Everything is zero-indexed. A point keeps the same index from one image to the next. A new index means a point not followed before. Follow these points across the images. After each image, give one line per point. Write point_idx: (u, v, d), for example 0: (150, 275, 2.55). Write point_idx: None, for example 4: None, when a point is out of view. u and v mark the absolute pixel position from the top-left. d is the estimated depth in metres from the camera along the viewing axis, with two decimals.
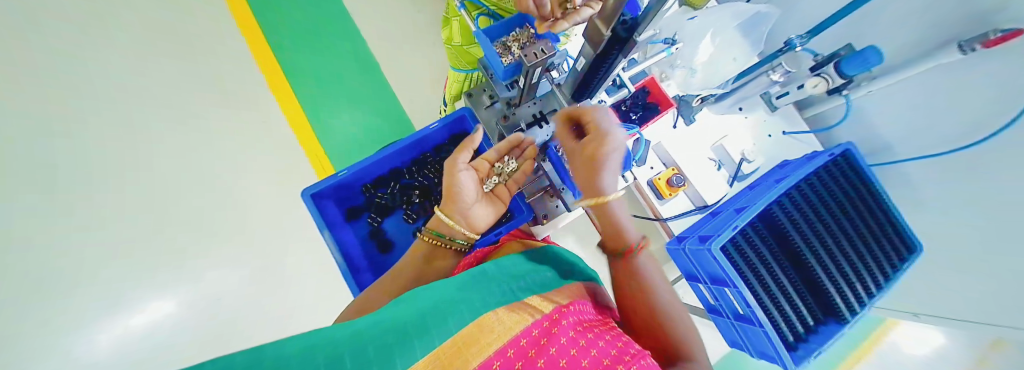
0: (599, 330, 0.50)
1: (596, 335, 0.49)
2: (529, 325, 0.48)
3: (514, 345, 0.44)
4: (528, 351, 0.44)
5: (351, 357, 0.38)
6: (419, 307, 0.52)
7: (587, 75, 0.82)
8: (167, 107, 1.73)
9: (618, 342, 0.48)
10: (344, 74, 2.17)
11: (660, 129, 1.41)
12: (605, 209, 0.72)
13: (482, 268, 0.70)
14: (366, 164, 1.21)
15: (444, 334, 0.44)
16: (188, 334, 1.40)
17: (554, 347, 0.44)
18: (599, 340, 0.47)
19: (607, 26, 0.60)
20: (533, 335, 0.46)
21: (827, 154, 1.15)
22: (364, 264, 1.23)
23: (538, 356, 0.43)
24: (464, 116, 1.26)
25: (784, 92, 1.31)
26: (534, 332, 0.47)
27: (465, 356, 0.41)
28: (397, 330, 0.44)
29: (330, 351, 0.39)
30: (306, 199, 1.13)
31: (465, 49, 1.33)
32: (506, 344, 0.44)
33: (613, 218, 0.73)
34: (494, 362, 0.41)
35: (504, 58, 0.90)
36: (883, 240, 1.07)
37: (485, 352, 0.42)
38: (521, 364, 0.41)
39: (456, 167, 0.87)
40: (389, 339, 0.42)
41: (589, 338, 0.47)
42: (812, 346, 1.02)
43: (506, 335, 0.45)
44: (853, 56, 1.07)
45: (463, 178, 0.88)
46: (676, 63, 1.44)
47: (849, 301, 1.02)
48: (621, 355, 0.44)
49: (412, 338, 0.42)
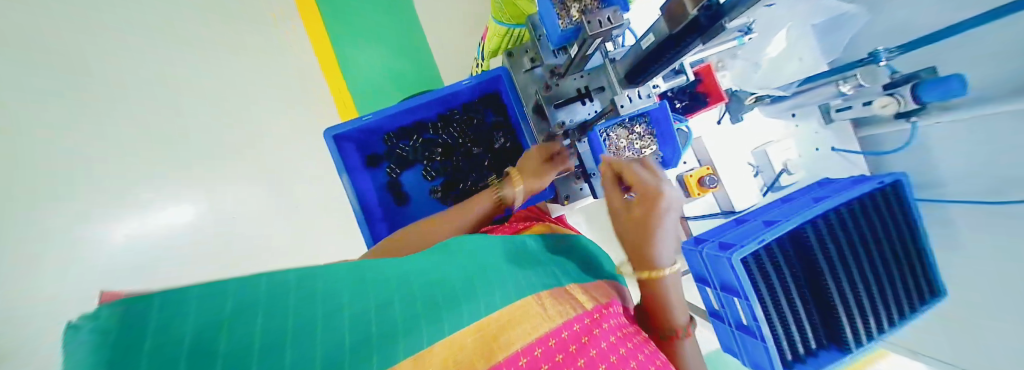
0: (636, 338, 0.52)
1: (634, 345, 0.50)
2: (572, 320, 0.50)
3: (554, 337, 0.46)
4: (567, 347, 0.46)
5: (376, 321, 0.43)
6: (462, 270, 0.56)
7: (648, 59, 0.74)
8: (192, 14, 1.69)
9: (655, 358, 0.49)
10: (378, 16, 2.16)
11: (702, 124, 1.33)
12: (658, 284, 0.69)
13: (524, 242, 0.72)
14: (391, 113, 1.17)
15: (474, 314, 0.47)
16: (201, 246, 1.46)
17: (593, 350, 0.46)
18: (636, 353, 0.48)
19: (696, 4, 0.51)
20: (574, 332, 0.48)
21: (876, 182, 1.06)
22: (379, 214, 1.24)
23: (578, 355, 0.45)
24: (499, 76, 1.18)
25: (846, 106, 1.18)
26: (575, 328, 0.49)
27: (504, 341, 0.45)
28: (433, 299, 0.49)
29: (368, 307, 0.44)
30: (328, 139, 1.11)
31: (513, 1, 1.19)
32: (550, 334, 0.46)
33: (664, 296, 0.70)
34: (533, 350, 0.44)
35: (561, 19, 0.80)
36: (909, 278, 1.02)
37: (522, 340, 0.45)
38: (560, 358, 0.44)
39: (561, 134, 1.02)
40: (420, 308, 0.47)
41: (626, 348, 0.49)
42: (808, 368, 1.01)
43: (548, 325, 0.48)
44: (936, 80, 0.95)
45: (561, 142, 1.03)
46: (738, 54, 1.31)
47: (858, 332, 0.99)
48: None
49: (442, 310, 0.47)
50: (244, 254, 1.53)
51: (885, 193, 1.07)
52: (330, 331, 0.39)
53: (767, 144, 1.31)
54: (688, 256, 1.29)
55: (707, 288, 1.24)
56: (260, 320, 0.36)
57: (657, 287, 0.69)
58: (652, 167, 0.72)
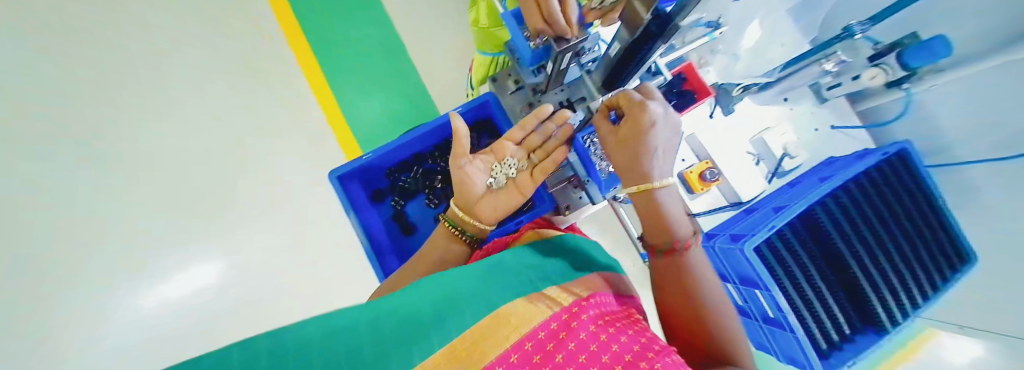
0: (622, 324, 0.49)
1: (619, 330, 0.47)
2: (548, 317, 0.46)
3: (531, 340, 0.43)
4: (545, 346, 0.43)
5: (368, 351, 0.37)
6: (434, 297, 0.52)
7: (620, 62, 0.78)
8: (200, 84, 1.79)
9: (642, 337, 0.46)
10: (371, 56, 2.16)
11: (694, 121, 1.34)
12: (649, 199, 0.69)
13: (500, 258, 0.69)
14: (389, 148, 1.23)
15: (461, 325, 0.43)
16: (224, 304, 1.51)
17: (573, 342, 0.44)
18: (621, 335, 0.46)
19: (647, 9, 0.55)
20: (552, 328, 0.45)
21: (880, 153, 1.05)
22: (388, 246, 1.27)
23: (557, 350, 0.43)
24: (487, 101, 1.24)
25: (835, 83, 1.19)
26: (553, 325, 0.46)
27: (483, 348, 0.41)
28: (414, 321, 0.44)
29: (350, 344, 0.37)
30: (334, 180, 1.17)
31: (491, 32, 1.29)
32: (525, 336, 0.43)
33: (660, 213, 0.69)
34: (513, 358, 0.41)
35: (532, 42, 0.87)
36: (932, 245, 0.97)
37: (501, 346, 0.41)
38: (539, 358, 0.42)
39: (460, 161, 0.86)
40: (407, 331, 0.41)
41: (610, 332, 0.46)
42: (846, 355, 0.94)
43: (523, 327, 0.44)
44: (917, 46, 0.96)
45: (473, 174, 0.88)
46: (717, 49, 1.32)
47: (891, 311, 0.93)
48: (643, 351, 0.43)
49: (430, 328, 0.41)
50: (264, 307, 1.56)
51: (891, 163, 1.05)
52: (320, 360, 0.33)
53: (764, 131, 1.31)
54: None
55: (727, 283, 1.20)
56: (232, 358, 0.30)
57: (649, 201, 0.69)
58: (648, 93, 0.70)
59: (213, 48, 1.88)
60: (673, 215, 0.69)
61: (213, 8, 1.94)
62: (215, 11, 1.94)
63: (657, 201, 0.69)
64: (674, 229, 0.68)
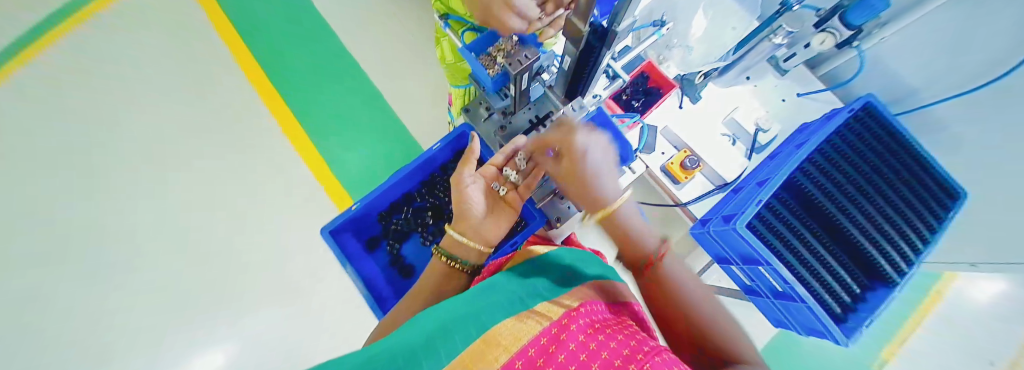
0: (612, 330, 0.46)
1: (608, 336, 0.45)
2: (536, 334, 0.44)
3: (521, 356, 0.40)
4: (536, 361, 0.40)
5: None
6: (421, 333, 0.48)
7: (575, 73, 0.80)
8: (195, 165, 1.90)
9: (633, 340, 0.44)
10: (344, 101, 2.14)
11: (665, 113, 1.38)
12: (615, 222, 0.69)
13: (492, 281, 0.68)
14: (376, 194, 1.22)
15: (453, 351, 0.41)
16: None
17: (562, 354, 0.41)
18: (611, 341, 0.43)
19: (584, 21, 0.57)
20: (541, 343, 0.43)
21: (846, 111, 1.07)
22: (388, 292, 1.23)
23: (547, 365, 0.39)
24: (465, 131, 1.25)
25: (789, 54, 1.22)
26: (541, 341, 0.43)
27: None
28: (405, 355, 0.42)
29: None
30: (326, 236, 1.15)
31: (458, 66, 1.33)
32: (514, 356, 0.40)
33: (626, 230, 0.69)
34: None
35: (490, 68, 0.87)
36: (920, 190, 0.96)
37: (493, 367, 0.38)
38: None
39: (462, 182, 0.88)
40: (399, 362, 0.39)
41: (600, 340, 0.43)
42: (863, 316, 0.91)
43: (512, 346, 0.42)
44: (859, 5, 0.97)
45: (473, 193, 0.88)
46: (672, 43, 1.41)
47: (895, 262, 0.91)
48: (632, 354, 0.40)
49: (421, 358, 0.40)
50: None
51: (861, 120, 1.07)
52: None
53: (732, 112, 1.34)
54: (700, 240, 1.24)
55: (732, 266, 1.18)
56: None
57: (614, 223, 0.69)
58: (568, 124, 0.76)
59: (201, 127, 1.97)
60: (635, 228, 0.69)
61: (199, 91, 2.05)
62: (200, 93, 2.04)
63: (619, 221, 0.68)
64: (641, 247, 0.66)
